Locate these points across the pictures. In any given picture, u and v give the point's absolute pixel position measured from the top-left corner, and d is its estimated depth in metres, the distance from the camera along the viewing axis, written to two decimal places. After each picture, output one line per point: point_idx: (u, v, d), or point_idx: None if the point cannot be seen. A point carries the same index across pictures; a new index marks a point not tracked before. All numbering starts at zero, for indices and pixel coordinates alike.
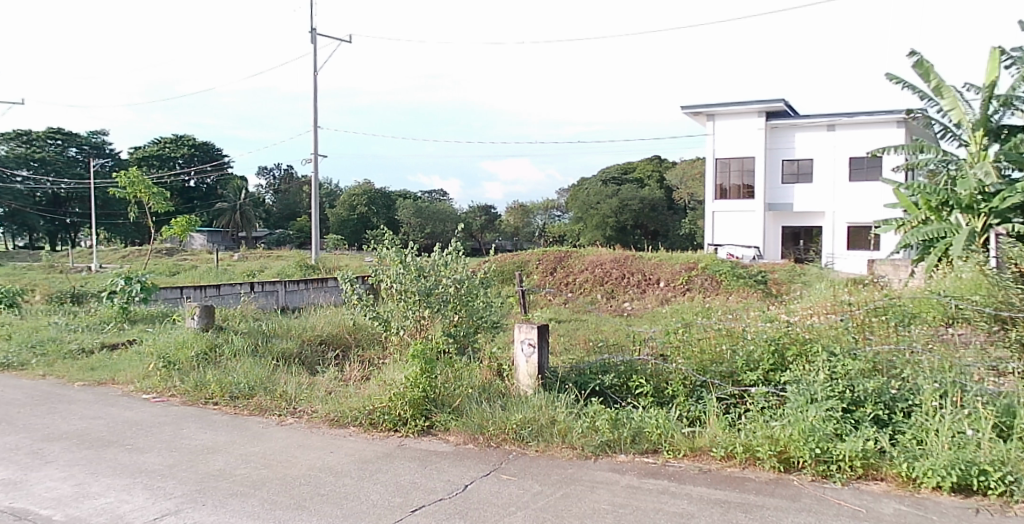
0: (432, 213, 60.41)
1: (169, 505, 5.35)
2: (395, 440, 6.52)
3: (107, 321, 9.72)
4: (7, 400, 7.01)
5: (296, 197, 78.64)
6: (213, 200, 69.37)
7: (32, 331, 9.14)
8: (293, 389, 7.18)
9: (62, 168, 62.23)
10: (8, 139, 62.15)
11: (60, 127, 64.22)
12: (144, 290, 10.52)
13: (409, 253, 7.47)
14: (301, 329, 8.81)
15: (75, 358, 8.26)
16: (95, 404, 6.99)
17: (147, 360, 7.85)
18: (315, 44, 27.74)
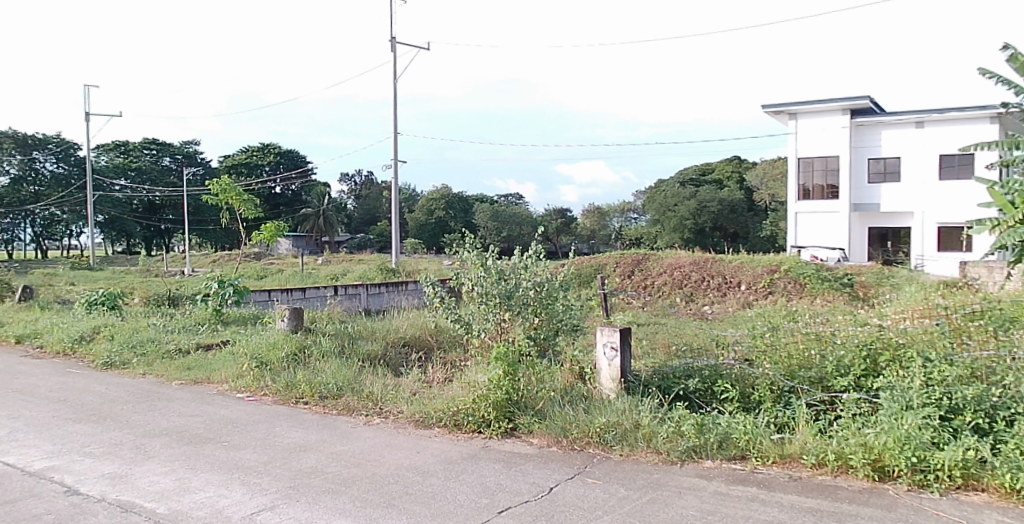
0: (509, 217, 61.19)
1: (265, 500, 5.52)
2: (480, 442, 6.51)
3: (202, 322, 10.01)
4: (112, 397, 7.31)
5: (377, 202, 80.53)
6: (298, 207, 72.85)
7: (132, 330, 9.45)
8: (379, 389, 7.26)
9: (157, 177, 65.06)
10: (108, 151, 66.11)
11: (154, 138, 67.68)
12: (237, 292, 10.81)
13: (490, 256, 7.44)
14: (386, 331, 8.91)
15: (173, 358, 8.51)
16: (194, 401, 7.24)
17: (240, 359, 8.05)
18: (394, 53, 28.37)
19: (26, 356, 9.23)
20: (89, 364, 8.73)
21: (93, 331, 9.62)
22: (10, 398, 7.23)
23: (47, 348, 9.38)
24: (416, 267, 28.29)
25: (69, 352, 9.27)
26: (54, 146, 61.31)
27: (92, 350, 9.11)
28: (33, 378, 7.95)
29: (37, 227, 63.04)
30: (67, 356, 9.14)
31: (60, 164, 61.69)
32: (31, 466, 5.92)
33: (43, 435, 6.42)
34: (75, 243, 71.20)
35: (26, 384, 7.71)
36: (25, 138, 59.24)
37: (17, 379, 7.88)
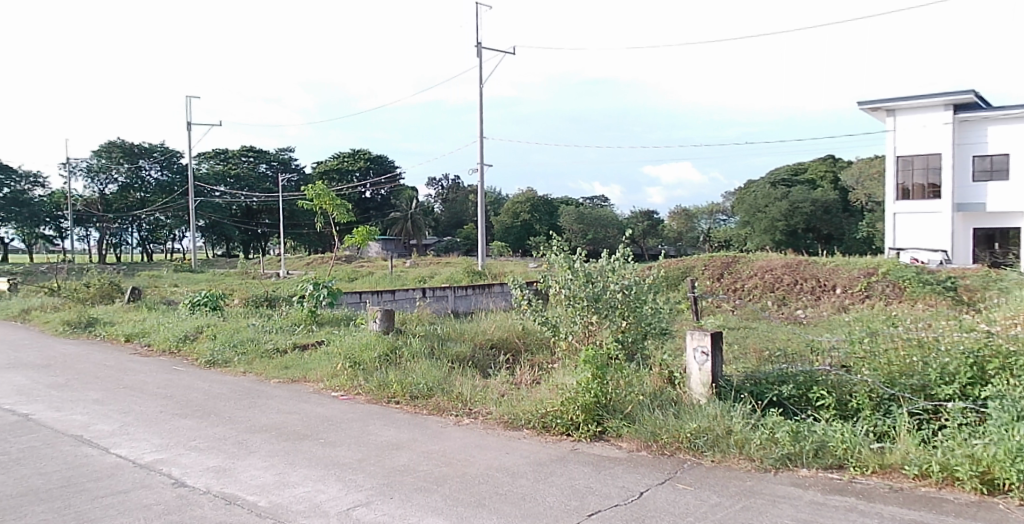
0: (595, 219, 60.87)
1: (361, 496, 5.64)
2: (568, 444, 6.49)
3: (298, 323, 10.34)
4: (216, 394, 7.61)
5: (463, 205, 82.17)
6: (388, 210, 74.58)
7: (232, 330, 9.82)
8: (468, 390, 7.32)
9: (255, 183, 67.39)
10: (209, 158, 69.20)
11: (252, 145, 69.85)
12: (330, 295, 11.09)
13: (578, 259, 7.42)
14: (474, 333, 8.98)
15: (271, 357, 8.81)
16: (291, 399, 7.48)
17: (335, 359, 8.27)
18: (480, 58, 28.70)
19: (135, 354, 9.73)
20: (194, 362, 9.13)
21: (196, 331, 10.03)
22: (122, 393, 7.63)
23: (154, 347, 9.84)
24: (501, 270, 28.51)
25: (173, 351, 9.72)
26: (159, 154, 64.45)
27: (195, 349, 9.52)
28: (142, 375, 8.36)
29: (144, 232, 67.51)
30: (173, 354, 9.58)
31: (164, 171, 64.96)
32: (141, 458, 6.22)
33: (151, 429, 6.73)
34: (179, 247, 75.54)
35: (137, 380, 8.12)
36: (132, 148, 62.51)
37: (128, 376, 8.32)
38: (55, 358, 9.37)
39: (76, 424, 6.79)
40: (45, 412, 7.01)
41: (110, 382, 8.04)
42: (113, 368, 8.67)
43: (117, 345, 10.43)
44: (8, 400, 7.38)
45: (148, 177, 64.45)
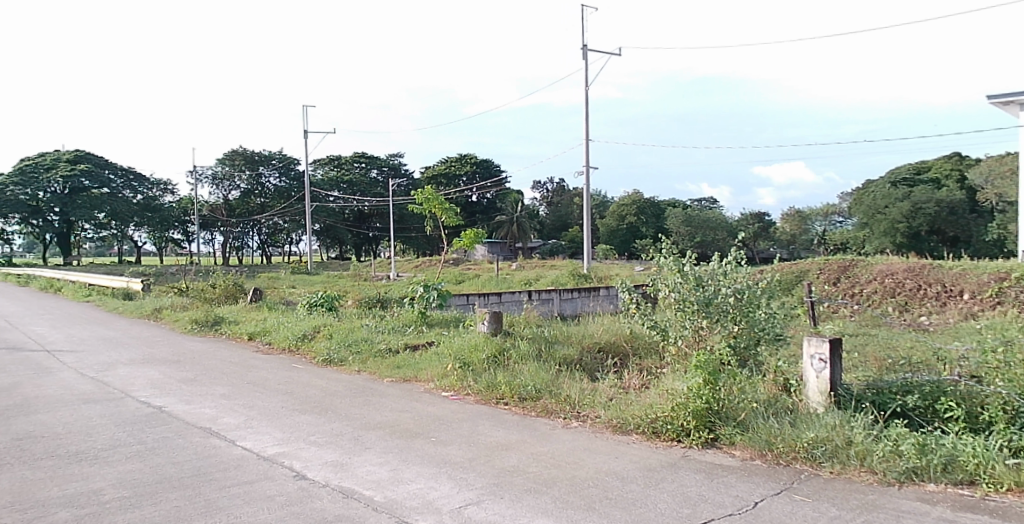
0: (703, 221, 60.59)
1: (471, 495, 5.72)
2: (679, 451, 6.39)
3: (409, 324, 10.64)
4: (332, 391, 7.91)
5: (567, 208, 84.35)
6: (494, 214, 75.96)
7: (347, 330, 10.19)
8: (576, 393, 7.33)
9: (366, 188, 70.21)
10: (324, 165, 72.70)
11: (363, 152, 72.89)
12: (440, 296, 11.35)
13: (688, 262, 7.30)
14: (581, 336, 8.93)
15: (384, 356, 9.09)
16: (403, 398, 7.67)
17: (445, 360, 8.45)
18: (586, 60, 28.96)
19: (257, 351, 10.25)
20: (311, 360, 9.53)
21: (313, 330, 10.45)
22: (246, 389, 8.04)
23: (275, 345, 10.33)
24: (607, 274, 28.64)
25: (292, 349, 10.17)
26: (277, 161, 68.10)
27: (312, 348, 9.92)
28: (264, 371, 8.78)
29: (263, 235, 72.58)
30: (292, 352, 10.03)
31: (282, 178, 68.57)
32: (264, 450, 6.52)
33: (272, 423, 7.05)
34: (297, 250, 80.28)
35: (259, 376, 8.54)
36: (252, 156, 66.63)
37: (251, 372, 8.75)
38: (186, 354, 10.00)
39: (205, 417, 7.19)
40: (177, 405, 7.47)
41: (235, 378, 8.49)
42: (238, 365, 9.16)
43: (241, 342, 11.02)
44: (144, 392, 7.91)
45: (268, 183, 68.57)
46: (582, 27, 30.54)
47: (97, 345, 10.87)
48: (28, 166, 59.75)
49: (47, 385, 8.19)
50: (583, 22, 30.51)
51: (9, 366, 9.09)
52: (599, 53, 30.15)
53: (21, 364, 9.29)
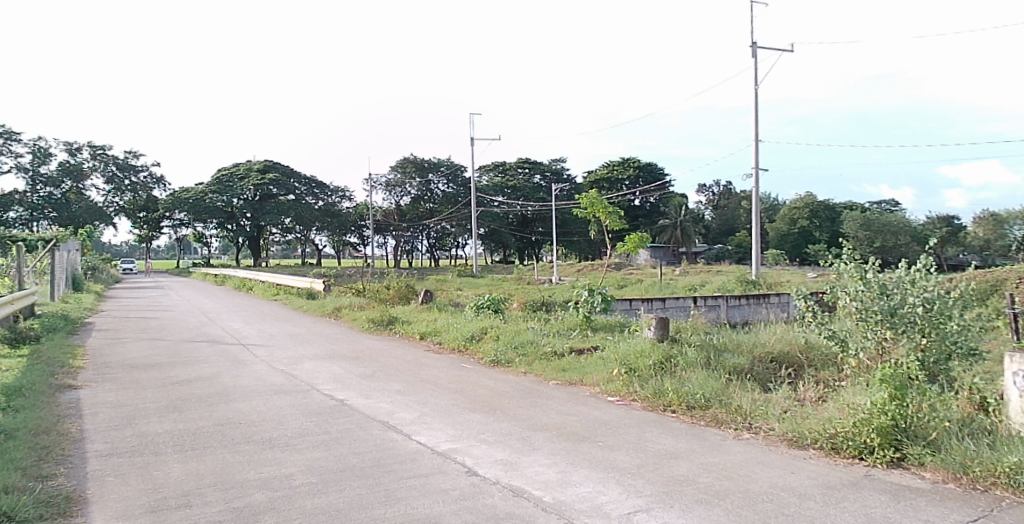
0: (883, 225, 58.12)
1: (640, 502, 5.68)
2: (862, 469, 6.02)
3: (574, 328, 10.84)
4: (501, 391, 8.16)
5: (735, 213, 89.04)
6: (657, 218, 78.99)
7: (514, 332, 10.49)
8: (748, 404, 7.14)
9: (529, 193, 74.27)
10: (490, 171, 78.30)
11: (528, 158, 76.64)
12: (605, 301, 11.56)
13: (871, 269, 7.02)
14: (753, 345, 8.64)
15: (549, 359, 9.27)
16: (569, 401, 7.78)
17: (610, 364, 8.52)
18: (755, 58, 30.03)
19: (429, 349, 10.77)
20: (479, 360, 9.89)
21: (480, 331, 10.83)
22: (419, 386, 8.43)
23: (445, 345, 10.79)
24: (777, 280, 29.03)
25: (462, 349, 10.59)
26: (445, 169, 74.44)
27: (480, 348, 10.27)
28: (436, 370, 9.19)
29: (432, 238, 79.56)
30: (461, 352, 10.45)
31: (450, 185, 74.74)
32: (439, 446, 6.79)
33: (446, 420, 7.34)
34: (461, 254, 87.09)
35: (432, 374, 8.95)
36: (423, 164, 73.61)
37: (423, 370, 9.18)
38: (364, 351, 10.65)
39: (383, 411, 7.60)
40: (357, 398, 7.95)
41: (410, 375, 8.93)
42: (411, 362, 9.64)
43: (413, 342, 11.58)
44: (327, 386, 8.48)
45: (436, 190, 74.59)
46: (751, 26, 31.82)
47: (284, 340, 11.83)
48: (226, 177, 68.62)
49: (244, 376, 8.98)
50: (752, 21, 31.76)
51: (211, 358, 10.05)
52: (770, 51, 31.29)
53: (221, 356, 10.23)
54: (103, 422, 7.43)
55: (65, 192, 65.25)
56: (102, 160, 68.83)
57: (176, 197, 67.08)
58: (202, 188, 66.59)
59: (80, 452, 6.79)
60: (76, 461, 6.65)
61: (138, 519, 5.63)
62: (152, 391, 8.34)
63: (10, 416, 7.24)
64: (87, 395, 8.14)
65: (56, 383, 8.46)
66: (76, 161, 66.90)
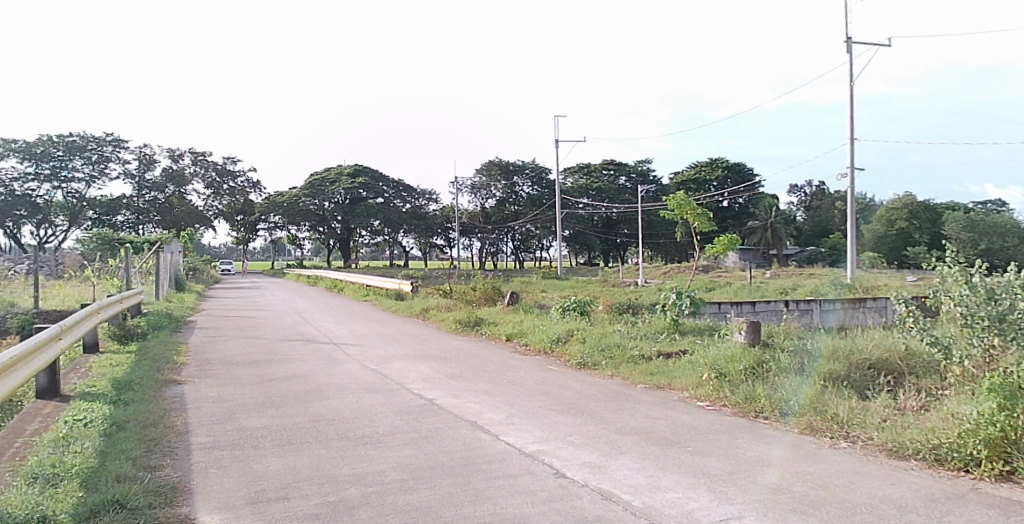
0: (989, 227, 55.73)
1: (732, 510, 5.56)
2: (968, 483, 5.73)
3: (662, 330, 10.86)
4: (588, 394, 8.19)
5: (828, 214, 88.44)
6: (746, 219, 79.56)
7: (600, 335, 10.55)
8: (844, 412, 6.97)
9: (614, 195, 75.26)
10: (574, 173, 79.31)
11: (613, 159, 77.39)
12: (693, 304, 11.48)
13: (977, 273, 6.83)
14: (850, 351, 8.40)
15: (637, 362, 9.28)
16: (658, 404, 7.75)
17: (700, 369, 8.46)
18: (849, 52, 30.77)
19: (515, 351, 10.90)
20: (565, 362, 9.95)
21: (567, 333, 10.94)
22: (506, 387, 8.54)
23: (532, 346, 10.92)
24: (872, 283, 29.15)
25: (548, 351, 10.68)
26: (530, 171, 75.91)
27: (566, 351, 10.35)
28: (522, 371, 9.29)
29: (517, 240, 81.94)
30: (547, 354, 10.54)
31: (534, 187, 75.83)
32: (526, 447, 6.84)
33: (533, 421, 7.40)
34: (546, 254, 89.91)
35: (519, 376, 9.05)
36: (508, 166, 75.20)
37: (510, 371, 9.29)
38: (451, 351, 10.85)
39: (471, 411, 7.71)
40: (446, 398, 8.10)
41: (496, 376, 9.05)
42: (498, 364, 9.78)
43: (500, 342, 11.75)
44: (416, 385, 8.67)
45: (521, 192, 76.13)
46: (846, 23, 32.71)
47: (374, 339, 12.17)
48: (318, 181, 71.88)
49: (336, 374, 9.28)
50: (847, 19, 32.68)
51: (305, 356, 10.42)
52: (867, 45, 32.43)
53: (315, 354, 10.59)
54: (206, 416, 7.80)
55: (168, 197, 73.47)
56: (203, 166, 76.30)
57: (272, 201, 71.37)
58: (295, 192, 70.28)
59: (185, 444, 7.14)
60: (182, 452, 7.00)
61: (241, 509, 5.89)
62: (251, 386, 8.72)
63: (121, 409, 7.69)
64: (192, 390, 8.59)
65: (163, 378, 8.97)
66: (180, 167, 74.54)
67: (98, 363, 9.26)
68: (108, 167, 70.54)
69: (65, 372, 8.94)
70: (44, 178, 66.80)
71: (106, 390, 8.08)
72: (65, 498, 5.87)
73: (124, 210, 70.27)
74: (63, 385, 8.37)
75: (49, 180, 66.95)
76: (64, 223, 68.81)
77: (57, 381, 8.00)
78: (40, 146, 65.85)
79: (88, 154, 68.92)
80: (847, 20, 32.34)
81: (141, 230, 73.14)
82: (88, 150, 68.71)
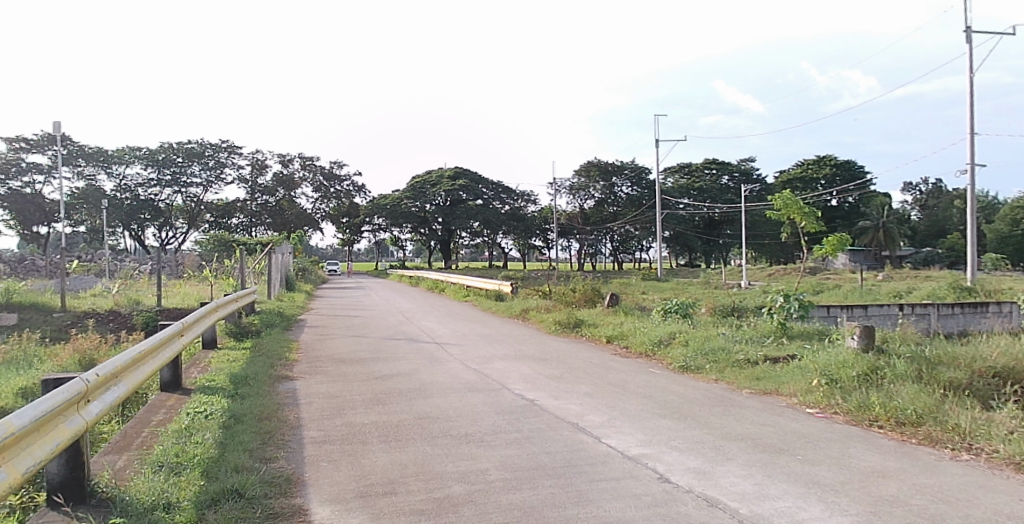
0: None
1: (845, 520, 5.33)
2: None
3: (768, 334, 10.78)
4: (691, 398, 8.13)
5: (944, 212, 85.42)
6: (856, 219, 77.96)
7: (703, 338, 10.49)
8: (967, 423, 6.64)
9: (716, 194, 74.78)
10: (675, 173, 79.34)
11: (715, 158, 77.12)
12: (802, 308, 11.19)
13: None
14: (974, 359, 8.00)
15: (742, 366, 9.17)
16: (765, 410, 7.62)
17: (810, 375, 8.29)
18: (970, 42, 30.04)
19: (616, 353, 10.94)
20: (667, 365, 9.93)
21: (669, 336, 10.94)
22: (607, 389, 8.56)
23: (632, 349, 10.95)
24: (996, 287, 27.88)
25: (649, 354, 10.70)
26: (629, 171, 75.37)
27: (668, 354, 10.32)
28: (624, 374, 9.32)
29: (615, 241, 81.92)
30: (649, 358, 10.54)
31: (634, 187, 75.54)
32: (629, 450, 6.81)
33: (635, 424, 7.37)
34: (644, 255, 89.74)
35: (620, 378, 9.06)
36: (607, 167, 74.88)
37: (612, 374, 9.31)
38: (552, 352, 10.96)
39: (573, 413, 7.76)
40: (547, 399, 8.18)
41: (597, 378, 9.09)
42: (599, 366, 9.82)
43: (600, 344, 11.84)
44: (517, 385, 8.79)
45: (620, 193, 75.79)
46: (965, 17, 32.32)
47: (475, 339, 12.41)
48: (421, 183, 74.36)
49: (439, 373, 9.52)
50: (966, 14, 32.35)
51: (409, 355, 10.73)
52: (987, 35, 31.97)
53: (418, 353, 10.89)
54: (316, 411, 8.14)
55: (279, 200, 77.09)
56: (310, 171, 80.13)
57: (376, 204, 75.02)
58: (398, 195, 73.14)
59: (298, 438, 7.46)
60: (295, 445, 7.32)
61: (350, 502, 6.09)
62: (358, 383, 9.06)
63: (239, 402, 8.12)
64: (303, 385, 8.99)
65: (276, 374, 9.43)
66: (290, 172, 78.17)
67: (216, 358, 9.81)
68: (223, 172, 74.47)
69: (187, 366, 9.53)
70: (165, 183, 71.14)
71: (224, 384, 8.55)
72: (189, 486, 6.24)
73: (237, 213, 74.65)
74: (186, 379, 8.93)
75: (170, 185, 71.36)
76: (184, 226, 74.51)
77: (179, 375, 8.54)
78: (162, 153, 70.16)
79: (206, 160, 72.97)
80: (968, 15, 32.00)
81: (254, 232, 77.15)
82: (205, 156, 72.67)
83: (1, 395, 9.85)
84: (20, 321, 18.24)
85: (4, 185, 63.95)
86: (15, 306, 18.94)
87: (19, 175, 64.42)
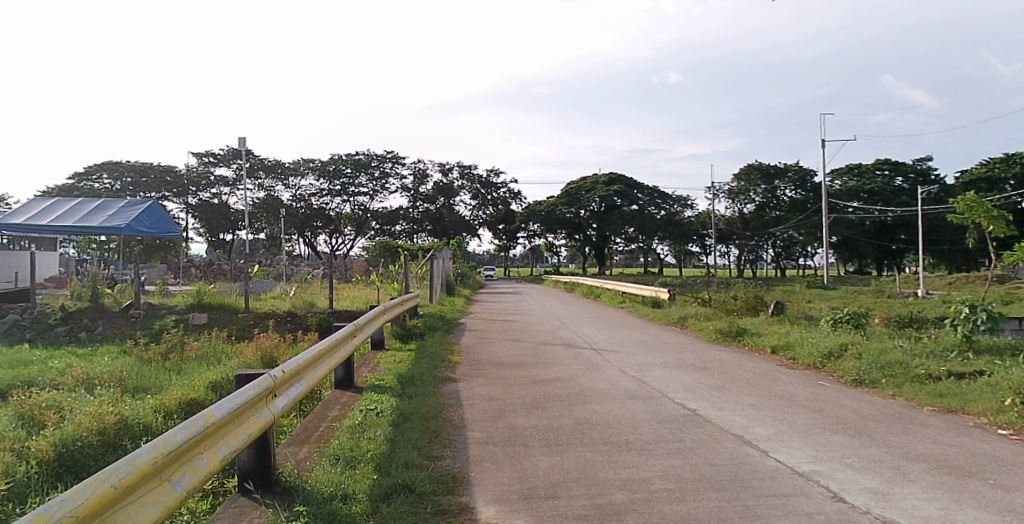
0: None
1: None
2: None
3: (952, 348, 10.22)
4: (868, 414, 7.81)
5: None
6: None
7: (879, 351, 10.03)
8: None
9: (890, 196, 70.54)
10: (843, 174, 75.32)
11: (887, 159, 72.91)
12: (990, 319, 10.51)
13: None
14: None
15: (923, 382, 8.73)
16: (949, 430, 7.20)
17: (1002, 395, 7.74)
18: None
19: (782, 365, 10.66)
20: (839, 379, 9.60)
21: (840, 348, 10.57)
22: (774, 402, 8.39)
23: (799, 361, 10.65)
24: None
25: (818, 366, 10.33)
26: (792, 173, 73.43)
27: (839, 366, 9.97)
28: (791, 386, 9.07)
29: (778, 247, 78.28)
30: (818, 369, 10.23)
31: (798, 190, 73.34)
32: (798, 466, 6.62)
33: (805, 440, 7.18)
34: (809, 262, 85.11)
35: (787, 390, 8.87)
36: (769, 170, 73.29)
37: (778, 386, 9.11)
38: (712, 361, 10.85)
39: (738, 425, 7.67)
40: (709, 410, 8.12)
41: (763, 390, 8.91)
42: (764, 377, 9.63)
43: (764, 355, 11.60)
44: (678, 395, 8.78)
45: (784, 196, 73.79)
46: None
47: (633, 346, 12.50)
48: (575, 189, 75.20)
49: (598, 379, 9.65)
50: None
51: (566, 360, 10.95)
52: None
53: (576, 359, 11.10)
54: (479, 413, 8.50)
55: (439, 207, 80.27)
56: (468, 179, 82.54)
57: (532, 210, 76.90)
58: (553, 202, 74.90)
59: (463, 438, 7.80)
60: (460, 445, 7.65)
61: (515, 503, 6.30)
62: (518, 387, 9.38)
63: (406, 402, 8.62)
64: (467, 388, 9.39)
65: (440, 375, 9.92)
66: (448, 181, 81.13)
67: (384, 359, 10.47)
68: (388, 182, 77.88)
69: (359, 366, 10.27)
70: (335, 193, 75.32)
71: (392, 383, 9.11)
72: (363, 479, 6.66)
73: (401, 221, 78.23)
74: (357, 378, 9.59)
75: (339, 195, 75.53)
76: (352, 233, 78.59)
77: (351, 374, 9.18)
78: (333, 164, 74.30)
79: (371, 171, 76.42)
80: None
81: (416, 238, 80.55)
82: (371, 166, 76.24)
83: (196, 388, 10.96)
84: (210, 319, 20.17)
85: (194, 197, 70.21)
86: (206, 306, 20.89)
87: (208, 188, 70.37)
